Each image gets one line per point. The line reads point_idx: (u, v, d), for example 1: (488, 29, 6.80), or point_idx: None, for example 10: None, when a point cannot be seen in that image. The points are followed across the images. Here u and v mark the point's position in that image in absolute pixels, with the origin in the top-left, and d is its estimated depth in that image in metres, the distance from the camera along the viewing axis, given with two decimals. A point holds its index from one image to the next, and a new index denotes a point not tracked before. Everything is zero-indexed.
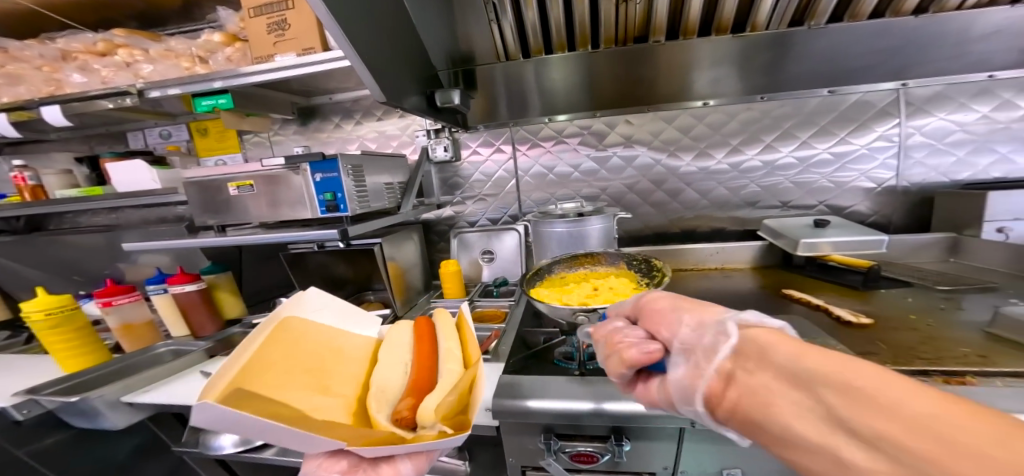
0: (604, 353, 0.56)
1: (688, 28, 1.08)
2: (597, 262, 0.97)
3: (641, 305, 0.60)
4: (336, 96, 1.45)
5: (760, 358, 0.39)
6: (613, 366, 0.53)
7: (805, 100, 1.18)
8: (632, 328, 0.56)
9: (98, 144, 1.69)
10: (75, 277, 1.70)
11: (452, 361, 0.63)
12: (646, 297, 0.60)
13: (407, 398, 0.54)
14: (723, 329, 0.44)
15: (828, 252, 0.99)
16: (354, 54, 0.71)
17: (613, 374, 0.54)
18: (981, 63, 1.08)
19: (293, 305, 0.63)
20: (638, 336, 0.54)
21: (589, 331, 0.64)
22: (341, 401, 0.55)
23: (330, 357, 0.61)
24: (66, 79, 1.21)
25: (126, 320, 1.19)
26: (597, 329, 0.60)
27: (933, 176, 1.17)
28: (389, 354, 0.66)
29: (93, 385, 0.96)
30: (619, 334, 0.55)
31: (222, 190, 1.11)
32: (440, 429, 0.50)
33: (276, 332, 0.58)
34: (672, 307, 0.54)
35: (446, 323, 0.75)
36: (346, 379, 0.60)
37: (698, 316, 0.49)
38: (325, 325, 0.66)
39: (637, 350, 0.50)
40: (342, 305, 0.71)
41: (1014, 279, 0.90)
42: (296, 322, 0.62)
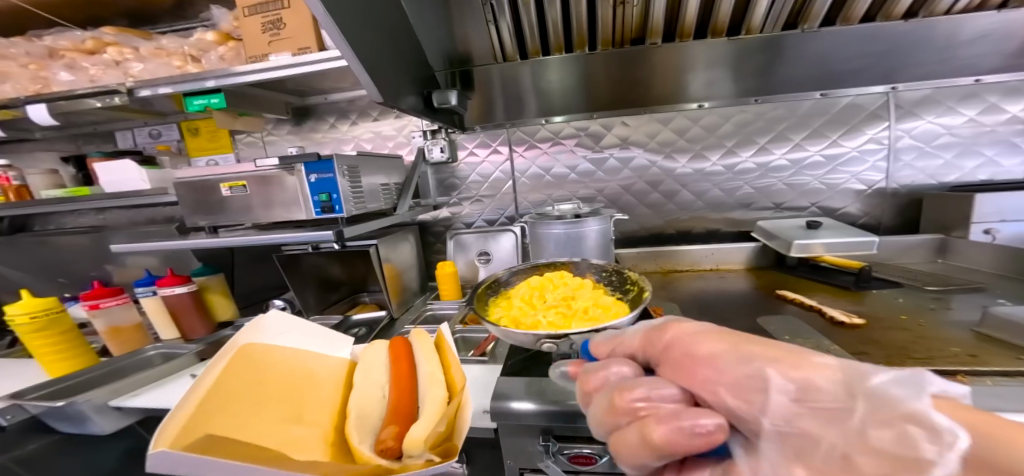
0: (607, 419, 0.40)
1: (684, 31, 1.09)
2: (565, 272, 0.95)
3: (661, 344, 0.45)
4: (331, 96, 1.44)
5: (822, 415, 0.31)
6: (631, 449, 0.37)
7: (798, 103, 1.20)
8: (654, 383, 0.40)
9: (85, 143, 1.65)
10: (61, 279, 1.66)
11: (435, 384, 0.64)
12: (675, 333, 0.44)
13: (390, 426, 0.56)
14: (761, 375, 0.34)
15: (820, 253, 1.00)
16: (351, 54, 0.71)
17: (624, 458, 0.39)
18: (967, 67, 1.10)
19: (255, 332, 0.66)
20: (668, 398, 0.38)
21: (566, 369, 0.53)
22: (315, 433, 0.56)
23: (303, 386, 0.63)
24: (53, 77, 1.18)
25: (114, 323, 1.17)
26: (592, 375, 0.45)
27: (921, 178, 1.20)
28: (364, 380, 0.68)
29: (80, 389, 0.94)
30: (632, 393, 0.38)
31: (215, 191, 1.09)
32: (428, 458, 0.51)
33: (241, 365, 0.60)
34: (733, 356, 0.37)
35: (426, 344, 0.77)
36: (321, 408, 0.61)
37: (725, 354, 0.38)
38: (295, 353, 0.68)
39: (673, 426, 0.34)
40: (308, 327, 0.74)
41: (1000, 279, 0.92)
42: (258, 349, 0.64)
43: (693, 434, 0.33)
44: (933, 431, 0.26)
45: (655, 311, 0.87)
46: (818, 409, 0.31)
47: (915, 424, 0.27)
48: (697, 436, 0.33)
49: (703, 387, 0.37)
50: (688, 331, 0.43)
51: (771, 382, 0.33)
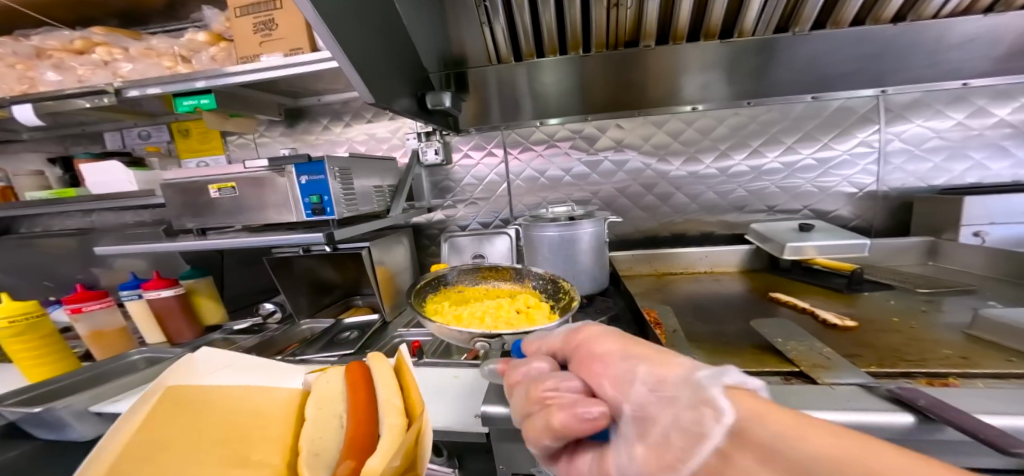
0: (523, 407, 0.44)
1: (677, 34, 1.10)
2: (505, 276, 1.00)
3: (575, 343, 0.48)
4: (324, 97, 1.43)
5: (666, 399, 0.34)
6: (536, 433, 0.42)
7: (790, 106, 1.22)
8: (564, 375, 0.44)
9: (72, 144, 1.62)
10: (46, 283, 1.63)
11: (391, 413, 0.64)
12: (584, 334, 0.48)
13: (348, 459, 0.55)
14: (634, 371, 0.38)
15: (813, 255, 1.00)
16: (343, 57, 0.70)
17: (532, 440, 0.43)
18: (955, 71, 1.12)
19: (185, 374, 0.70)
20: (573, 389, 0.42)
21: (498, 366, 0.58)
22: (266, 472, 0.60)
23: (248, 424, 0.67)
24: (39, 77, 1.16)
25: (99, 327, 1.14)
26: (514, 371, 0.50)
27: (911, 181, 1.21)
28: (319, 412, 0.67)
29: (60, 395, 0.91)
30: (545, 385, 0.43)
31: (204, 192, 1.07)
32: None
33: (176, 417, 0.64)
34: (620, 354, 0.42)
35: (381, 368, 0.75)
36: (269, 446, 0.64)
37: (616, 354, 0.42)
38: (238, 391, 0.71)
39: (568, 412, 0.39)
40: (244, 364, 0.77)
41: (990, 281, 0.93)
42: (188, 392, 0.68)
43: (584, 419, 0.38)
44: (718, 409, 0.30)
45: (649, 314, 0.86)
46: (663, 395, 0.35)
47: (708, 406, 0.30)
48: (586, 421, 0.38)
49: (597, 381, 0.41)
50: (596, 334, 0.47)
51: (639, 376, 0.37)
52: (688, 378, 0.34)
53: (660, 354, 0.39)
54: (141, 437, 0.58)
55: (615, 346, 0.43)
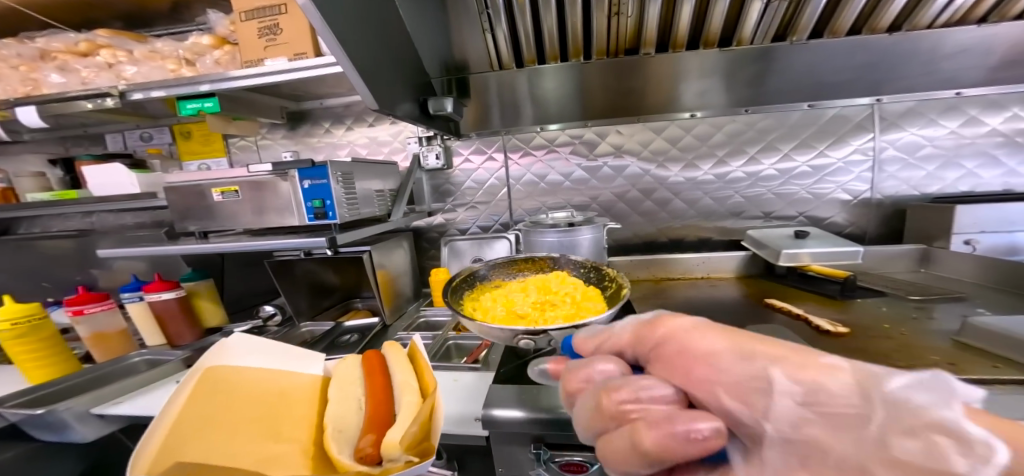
0: (595, 419, 0.36)
1: (677, 42, 1.13)
2: (543, 267, 0.96)
3: (651, 340, 0.41)
4: (326, 101, 1.44)
5: (811, 411, 0.28)
6: (619, 452, 0.34)
7: (787, 113, 1.23)
8: (645, 379, 0.35)
9: (73, 145, 1.62)
10: (44, 283, 1.62)
11: (409, 391, 0.66)
12: (665, 329, 0.40)
13: (369, 435, 0.59)
14: (764, 375, 0.31)
15: (807, 262, 1.02)
16: (346, 60, 0.71)
17: (611, 463, 0.35)
18: (949, 81, 1.14)
19: (216, 356, 0.68)
20: (659, 398, 0.34)
21: (548, 368, 0.49)
22: (293, 448, 0.61)
23: (276, 402, 0.68)
24: (43, 79, 1.17)
25: (98, 329, 1.14)
26: (575, 375, 0.40)
27: (904, 189, 1.23)
28: (341, 395, 0.69)
29: (61, 396, 0.92)
30: (621, 393, 0.35)
31: (207, 195, 1.08)
32: (406, 459, 0.54)
33: (207, 387, 0.64)
34: (729, 352, 0.34)
35: (397, 354, 0.78)
36: (297, 424, 0.65)
37: (726, 352, 0.34)
38: (263, 372, 0.71)
39: (663, 431, 0.30)
40: (271, 348, 0.75)
41: (981, 289, 0.95)
42: (222, 373, 0.67)
43: (687, 438, 0.29)
44: (970, 447, 0.23)
45: None
46: (826, 414, 0.27)
47: (934, 432, 0.24)
48: (694, 443, 0.29)
49: (700, 388, 0.33)
50: (682, 327, 0.39)
51: (772, 381, 0.30)
52: (867, 393, 0.27)
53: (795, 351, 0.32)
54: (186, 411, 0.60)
55: (721, 343, 0.35)
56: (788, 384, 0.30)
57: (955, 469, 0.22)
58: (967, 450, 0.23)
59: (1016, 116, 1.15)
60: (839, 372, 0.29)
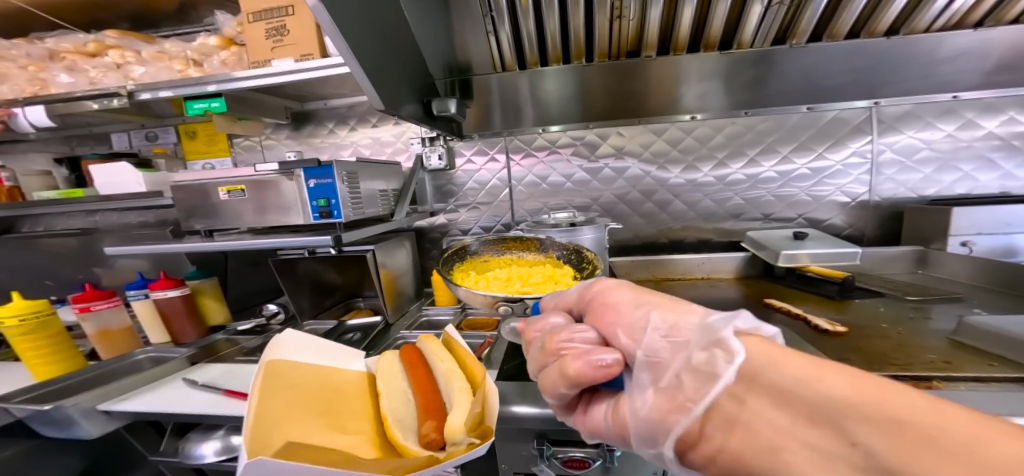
0: (539, 359, 0.48)
1: (678, 45, 1.14)
2: (529, 248, 0.96)
3: (587, 298, 0.53)
4: (331, 102, 1.46)
5: (677, 346, 0.38)
6: (551, 382, 0.45)
7: (786, 116, 1.25)
8: (576, 328, 0.47)
9: (79, 145, 1.63)
10: (48, 282, 1.63)
11: (457, 379, 0.70)
12: (597, 288, 0.52)
13: (429, 421, 0.62)
14: (648, 317, 0.43)
15: (806, 263, 1.03)
16: (355, 63, 0.73)
17: (546, 389, 0.46)
18: (946, 84, 1.16)
19: (274, 350, 0.72)
20: (584, 339, 0.46)
21: (516, 326, 0.59)
22: (361, 439, 0.63)
23: (333, 397, 0.71)
24: (52, 79, 1.19)
25: (105, 326, 1.15)
26: (532, 326, 0.53)
27: (902, 191, 1.25)
28: (389, 388, 0.73)
29: (70, 392, 0.93)
30: (559, 338, 0.46)
31: (212, 194, 1.09)
32: (468, 442, 0.57)
33: (272, 379, 0.67)
34: (633, 302, 0.46)
35: (436, 346, 0.81)
36: (357, 417, 0.68)
37: (628, 303, 0.47)
38: (316, 368, 0.75)
39: (583, 360, 0.41)
40: (320, 343, 0.79)
41: (977, 290, 0.96)
42: (284, 368, 0.71)
43: (598, 365, 0.40)
44: (730, 351, 0.32)
45: None
46: (675, 342, 0.39)
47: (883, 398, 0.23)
48: (601, 368, 0.40)
49: (610, 330, 0.46)
50: (608, 287, 0.52)
51: (652, 323, 0.41)
52: (702, 324, 0.38)
53: (673, 302, 0.44)
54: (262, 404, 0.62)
55: (628, 297, 0.48)
56: (712, 339, 0.35)
57: (721, 370, 0.32)
58: (729, 354, 0.33)
59: (1012, 120, 1.16)
60: (693, 314, 0.41)
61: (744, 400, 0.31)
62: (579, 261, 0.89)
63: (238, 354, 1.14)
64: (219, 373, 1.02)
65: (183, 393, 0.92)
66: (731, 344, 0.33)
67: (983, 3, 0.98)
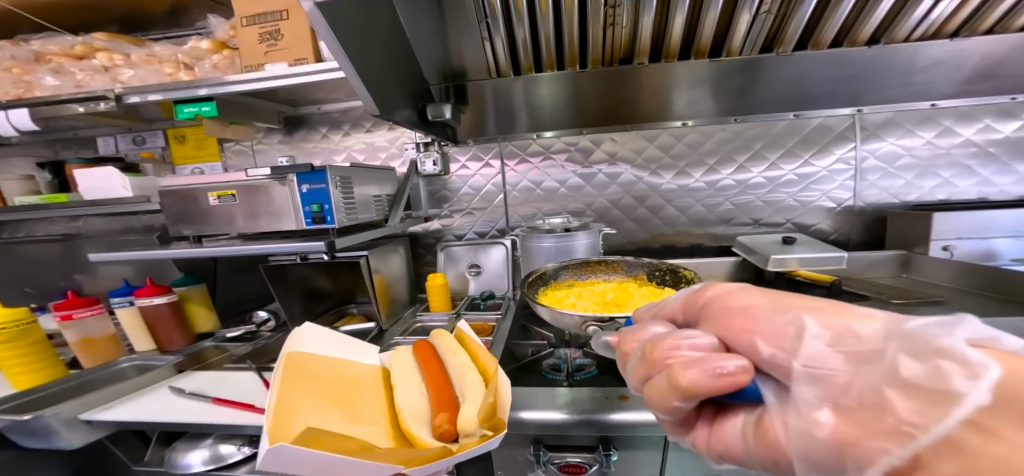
0: (643, 370, 0.44)
1: (670, 52, 1.16)
2: (614, 269, 0.97)
3: (698, 305, 0.48)
4: (325, 106, 1.45)
5: (860, 359, 0.31)
6: (661, 393, 0.40)
7: (773, 123, 1.28)
8: (688, 333, 0.42)
9: (63, 148, 1.60)
10: (26, 289, 1.58)
11: (469, 371, 0.69)
12: (711, 294, 0.46)
13: (442, 413, 0.61)
14: (797, 322, 0.36)
15: (796, 267, 1.05)
16: (350, 67, 0.73)
17: (657, 402, 0.41)
18: (924, 92, 1.20)
19: (294, 343, 0.75)
20: (698, 346, 0.40)
21: (609, 339, 0.54)
22: (378, 430, 0.64)
23: (350, 390, 0.72)
24: (37, 81, 1.16)
25: (87, 334, 1.12)
26: (630, 336, 0.48)
27: (885, 197, 1.28)
28: (403, 379, 0.73)
29: (50, 401, 0.90)
30: (666, 345, 0.41)
31: (201, 199, 1.07)
32: (482, 433, 0.56)
33: (292, 369, 0.69)
34: (771, 307, 0.39)
35: (446, 339, 0.81)
36: (374, 409, 0.69)
37: (764, 306, 0.40)
38: (331, 361, 0.76)
39: (698, 368, 0.36)
40: (338, 337, 0.82)
41: (958, 294, 0.99)
42: (305, 361, 0.73)
43: (718, 374, 0.35)
44: (967, 363, 0.25)
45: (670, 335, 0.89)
46: (853, 353, 0.31)
47: (947, 358, 0.26)
48: (723, 377, 0.35)
49: (742, 337, 0.39)
50: (727, 292, 0.46)
51: (809, 330, 0.34)
52: (893, 332, 0.30)
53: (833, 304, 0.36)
54: (284, 393, 0.64)
55: (759, 300, 0.41)
56: (928, 349, 0.27)
57: (957, 388, 0.25)
58: (968, 371, 0.25)
59: (987, 127, 1.21)
60: (874, 319, 0.32)
61: (996, 432, 0.22)
62: (673, 279, 0.88)
63: (226, 361, 1.12)
64: (206, 381, 0.99)
65: (171, 401, 0.90)
66: (968, 355, 0.25)
67: (958, 14, 1.02)
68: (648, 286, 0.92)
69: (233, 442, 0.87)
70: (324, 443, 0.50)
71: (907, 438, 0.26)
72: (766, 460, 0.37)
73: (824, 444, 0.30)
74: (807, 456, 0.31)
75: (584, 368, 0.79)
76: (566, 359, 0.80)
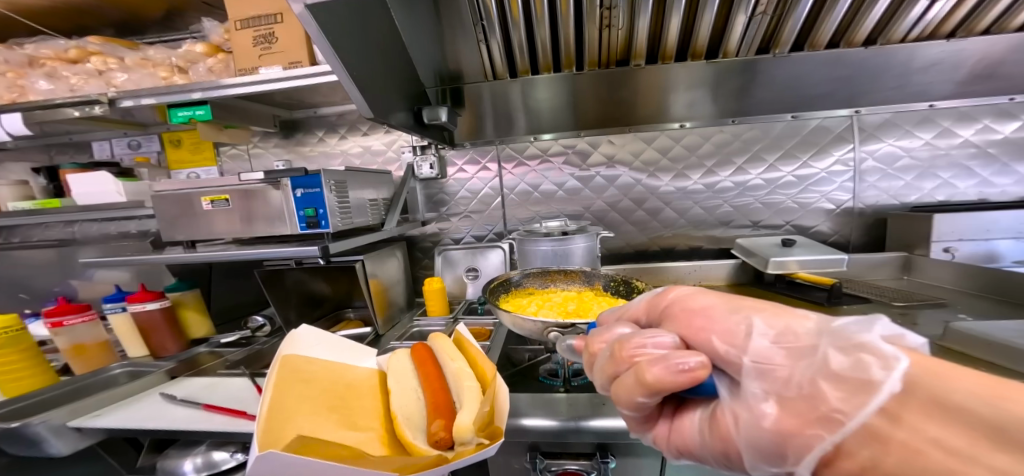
0: (608, 370, 0.43)
1: (666, 53, 1.14)
2: (573, 279, 0.95)
3: (660, 308, 0.48)
4: (321, 110, 1.45)
5: (796, 354, 0.34)
6: (626, 391, 0.40)
7: (771, 124, 1.28)
8: (652, 333, 0.42)
9: (59, 154, 1.59)
10: (22, 295, 1.57)
11: (466, 378, 0.67)
12: (673, 295, 0.48)
13: (437, 419, 0.59)
14: (748, 322, 0.38)
15: (795, 269, 1.05)
16: (342, 70, 0.72)
17: (622, 399, 0.42)
18: (921, 93, 1.20)
19: (290, 345, 0.73)
20: (662, 345, 0.41)
21: (573, 343, 0.54)
22: (371, 436, 0.62)
23: (346, 393, 0.71)
24: (30, 86, 1.15)
25: (77, 341, 1.11)
26: (597, 337, 0.48)
27: (885, 198, 1.28)
28: (399, 385, 0.72)
29: (39, 408, 0.88)
30: (631, 344, 0.41)
31: (195, 204, 1.06)
32: (478, 441, 0.55)
33: (286, 371, 0.68)
34: (725, 308, 0.42)
35: (445, 343, 0.79)
36: (369, 414, 0.67)
37: (719, 307, 0.42)
38: (326, 364, 0.75)
39: (662, 365, 0.37)
40: (333, 340, 0.80)
41: (962, 296, 0.98)
42: (299, 363, 0.72)
43: (680, 370, 0.36)
44: (884, 356, 0.28)
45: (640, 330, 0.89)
46: (790, 349, 0.35)
47: (869, 352, 0.29)
48: (684, 373, 0.36)
49: (699, 336, 0.41)
50: (686, 294, 0.47)
51: (756, 328, 0.37)
52: (823, 329, 0.34)
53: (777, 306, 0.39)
54: (277, 397, 0.62)
55: (715, 301, 0.43)
56: (852, 343, 0.31)
57: (875, 377, 0.28)
58: (884, 362, 0.28)
59: (987, 128, 1.20)
60: (808, 319, 0.36)
61: (900, 418, 0.26)
62: (627, 289, 0.87)
63: (221, 367, 1.11)
64: (199, 387, 0.98)
65: (162, 408, 0.89)
66: (884, 347, 0.29)
67: (955, 15, 1.01)
68: (603, 297, 0.91)
69: (227, 448, 0.86)
70: (314, 449, 0.49)
71: (838, 425, 0.29)
72: (719, 452, 0.39)
73: (769, 434, 0.33)
74: (755, 446, 0.34)
75: (581, 374, 0.78)
76: (564, 364, 0.78)
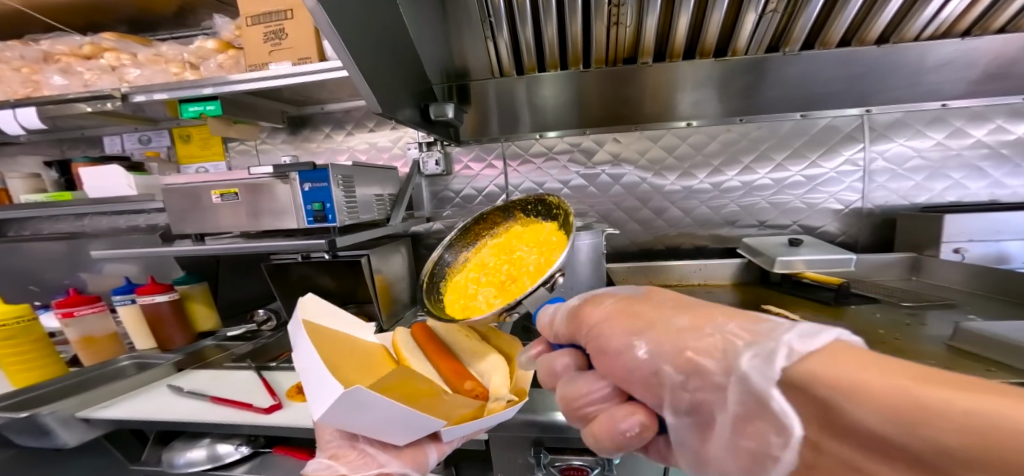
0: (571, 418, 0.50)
1: (674, 52, 1.15)
2: (491, 225, 0.91)
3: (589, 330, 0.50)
4: (328, 106, 1.46)
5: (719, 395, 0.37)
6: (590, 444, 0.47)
7: (779, 123, 1.27)
8: (592, 383, 0.48)
9: (71, 148, 1.62)
10: (31, 287, 1.59)
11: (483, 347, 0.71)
12: (596, 317, 0.50)
13: (468, 380, 0.63)
14: (663, 359, 0.42)
15: (802, 270, 1.06)
16: (353, 67, 0.73)
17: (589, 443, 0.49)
18: (933, 92, 1.18)
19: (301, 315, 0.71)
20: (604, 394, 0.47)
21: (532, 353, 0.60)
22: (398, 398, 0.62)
23: (363, 361, 0.70)
24: (45, 81, 1.17)
25: (88, 332, 1.13)
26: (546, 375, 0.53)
27: (894, 199, 1.26)
28: (411, 352, 0.73)
29: (49, 399, 0.90)
30: (579, 401, 0.47)
31: (204, 198, 1.07)
32: (508, 398, 0.61)
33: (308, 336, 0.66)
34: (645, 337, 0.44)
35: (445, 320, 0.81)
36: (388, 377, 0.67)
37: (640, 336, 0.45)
38: (336, 336, 0.73)
39: (608, 432, 0.43)
40: (336, 315, 0.79)
41: (971, 297, 0.97)
42: (315, 331, 0.69)
43: (624, 434, 0.42)
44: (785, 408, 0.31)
45: None
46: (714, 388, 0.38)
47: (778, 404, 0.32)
48: (628, 435, 0.42)
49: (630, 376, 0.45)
50: (607, 315, 0.49)
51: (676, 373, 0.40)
52: (731, 368, 0.36)
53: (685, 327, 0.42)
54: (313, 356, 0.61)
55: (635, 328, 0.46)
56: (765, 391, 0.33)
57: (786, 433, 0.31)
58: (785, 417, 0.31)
59: (1000, 128, 1.19)
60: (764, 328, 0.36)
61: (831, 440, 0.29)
62: (543, 208, 0.89)
63: (228, 359, 1.12)
64: (205, 379, 0.99)
65: (168, 399, 0.90)
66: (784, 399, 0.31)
67: (971, 12, 1.00)
68: (526, 222, 0.91)
69: (231, 442, 0.86)
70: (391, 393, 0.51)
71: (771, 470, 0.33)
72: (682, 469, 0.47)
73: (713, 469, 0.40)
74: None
75: None
76: None
